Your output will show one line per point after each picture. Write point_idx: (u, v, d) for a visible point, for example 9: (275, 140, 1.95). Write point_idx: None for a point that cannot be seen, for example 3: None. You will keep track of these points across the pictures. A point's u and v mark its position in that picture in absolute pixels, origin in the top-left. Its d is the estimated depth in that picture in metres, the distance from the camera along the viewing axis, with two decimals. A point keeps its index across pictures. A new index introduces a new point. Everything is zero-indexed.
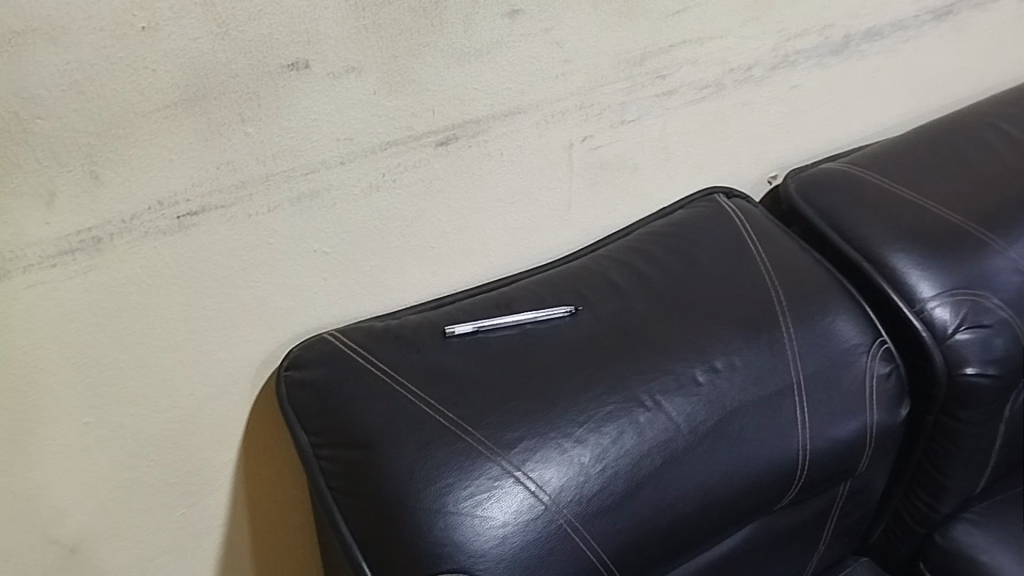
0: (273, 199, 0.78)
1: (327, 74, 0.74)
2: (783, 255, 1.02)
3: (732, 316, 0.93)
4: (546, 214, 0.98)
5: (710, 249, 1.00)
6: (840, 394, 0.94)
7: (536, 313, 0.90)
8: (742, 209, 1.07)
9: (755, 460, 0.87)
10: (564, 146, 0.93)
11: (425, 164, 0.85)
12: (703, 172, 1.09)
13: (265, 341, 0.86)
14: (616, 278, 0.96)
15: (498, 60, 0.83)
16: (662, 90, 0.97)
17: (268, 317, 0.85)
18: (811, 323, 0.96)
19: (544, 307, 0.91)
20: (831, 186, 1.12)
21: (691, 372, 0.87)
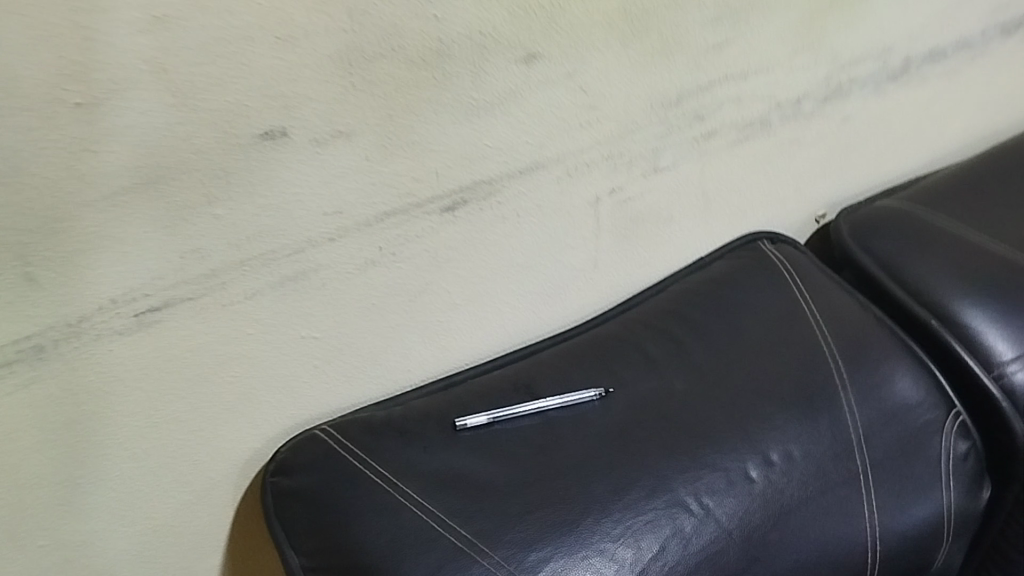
0: (250, 285, 0.66)
1: (310, 140, 0.62)
2: (840, 315, 0.90)
3: (787, 395, 0.81)
4: (570, 275, 0.86)
5: (759, 311, 0.88)
6: (912, 481, 0.82)
7: (563, 397, 0.78)
8: (791, 258, 0.95)
9: (819, 567, 0.75)
10: (589, 201, 0.81)
11: (431, 233, 0.73)
12: (745, 216, 0.96)
13: (249, 438, 0.75)
14: (651, 350, 0.84)
15: (514, 111, 0.71)
16: (702, 132, 0.85)
17: (252, 412, 0.74)
18: (873, 398, 0.84)
19: (570, 390, 0.79)
20: (890, 228, 0.99)
21: (742, 467, 0.76)
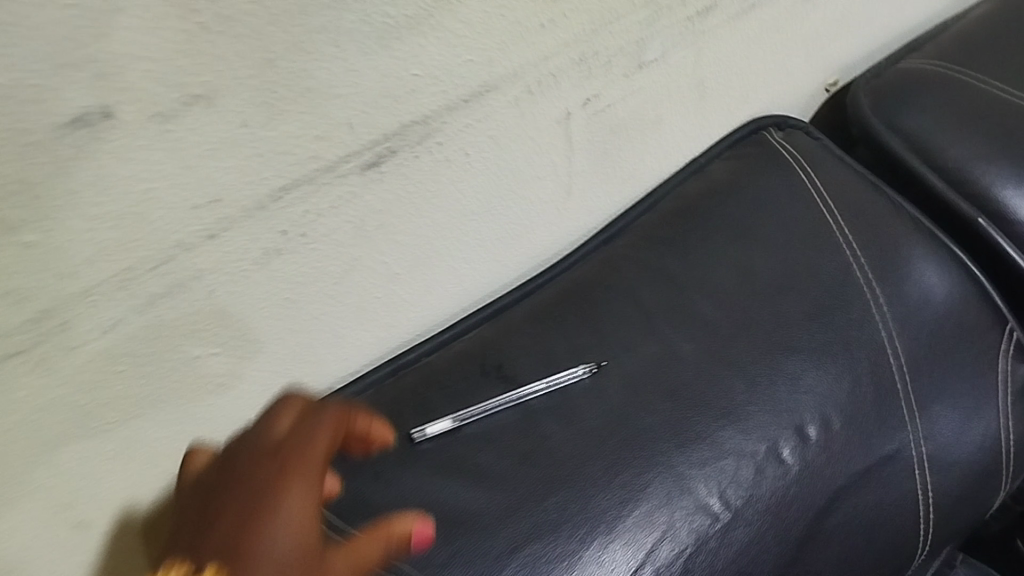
0: (105, 317, 0.47)
1: (151, 116, 0.42)
2: (872, 221, 0.73)
3: (818, 343, 0.65)
4: (538, 209, 0.67)
5: (774, 229, 0.71)
6: (966, 427, 0.68)
7: (546, 380, 0.62)
8: (806, 149, 0.77)
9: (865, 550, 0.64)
10: (558, 118, 0.62)
11: (352, 200, 0.54)
12: (746, 100, 0.77)
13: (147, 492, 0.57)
14: (645, 299, 0.67)
15: (448, 23, 0.51)
16: (697, 10, 0.66)
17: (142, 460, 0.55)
18: (919, 330, 0.69)
19: (554, 368, 0.63)
20: (922, 97, 0.80)
21: (774, 448, 0.61)
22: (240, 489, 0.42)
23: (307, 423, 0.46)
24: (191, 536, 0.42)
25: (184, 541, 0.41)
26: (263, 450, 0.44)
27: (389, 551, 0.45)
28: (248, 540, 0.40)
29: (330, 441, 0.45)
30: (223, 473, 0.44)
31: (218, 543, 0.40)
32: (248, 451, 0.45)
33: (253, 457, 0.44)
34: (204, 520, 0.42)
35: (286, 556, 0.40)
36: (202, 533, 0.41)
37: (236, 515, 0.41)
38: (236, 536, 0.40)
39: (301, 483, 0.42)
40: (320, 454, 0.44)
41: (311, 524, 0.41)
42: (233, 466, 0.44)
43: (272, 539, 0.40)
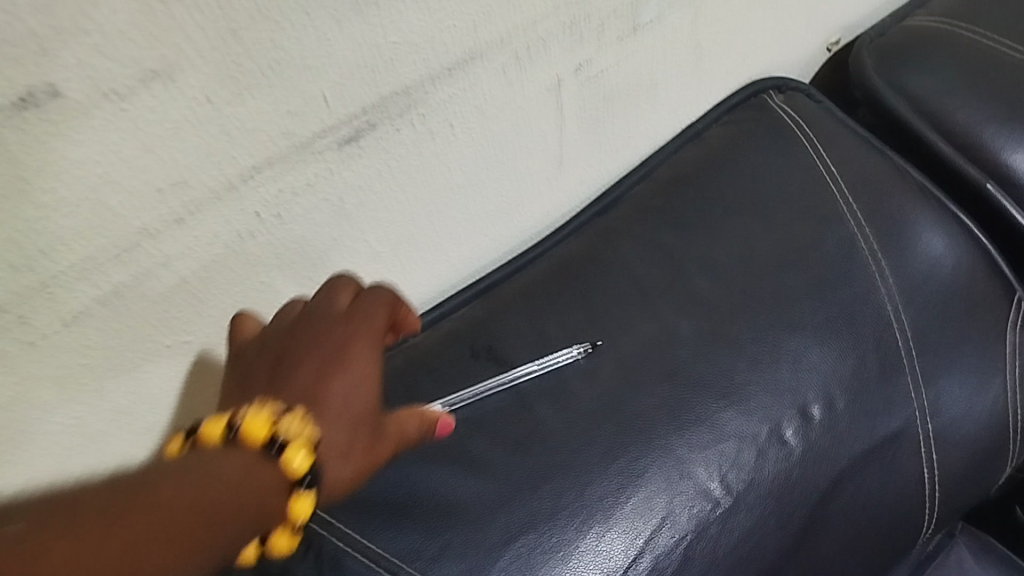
0: (68, 309, 0.43)
1: (105, 95, 0.38)
2: (879, 188, 0.70)
3: (821, 318, 0.63)
4: (528, 181, 0.64)
5: (775, 198, 0.68)
6: (974, 401, 0.66)
7: (540, 361, 0.59)
8: (808, 113, 0.73)
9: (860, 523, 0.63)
10: (548, 86, 0.59)
11: (329, 177, 0.50)
12: (746, 62, 0.74)
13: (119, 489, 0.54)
14: (642, 274, 0.64)
15: None
16: None
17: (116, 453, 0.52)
18: (925, 302, 0.66)
19: (550, 350, 0.60)
20: (928, 56, 0.76)
21: (777, 429, 0.59)
22: (313, 343, 0.45)
23: (370, 299, 0.47)
24: (267, 384, 0.43)
25: (266, 362, 0.45)
26: (329, 317, 0.46)
27: (421, 434, 0.48)
28: (323, 386, 0.43)
29: (384, 325, 0.47)
30: (296, 328, 0.46)
31: (293, 375, 0.43)
32: (312, 315, 0.46)
33: (324, 320, 0.46)
34: (281, 363, 0.44)
35: (353, 399, 0.43)
36: (277, 370, 0.44)
37: (314, 361, 0.44)
38: (308, 376, 0.43)
39: (370, 345, 0.45)
40: (380, 328, 0.46)
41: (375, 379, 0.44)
42: (298, 326, 0.46)
43: (342, 390, 0.43)
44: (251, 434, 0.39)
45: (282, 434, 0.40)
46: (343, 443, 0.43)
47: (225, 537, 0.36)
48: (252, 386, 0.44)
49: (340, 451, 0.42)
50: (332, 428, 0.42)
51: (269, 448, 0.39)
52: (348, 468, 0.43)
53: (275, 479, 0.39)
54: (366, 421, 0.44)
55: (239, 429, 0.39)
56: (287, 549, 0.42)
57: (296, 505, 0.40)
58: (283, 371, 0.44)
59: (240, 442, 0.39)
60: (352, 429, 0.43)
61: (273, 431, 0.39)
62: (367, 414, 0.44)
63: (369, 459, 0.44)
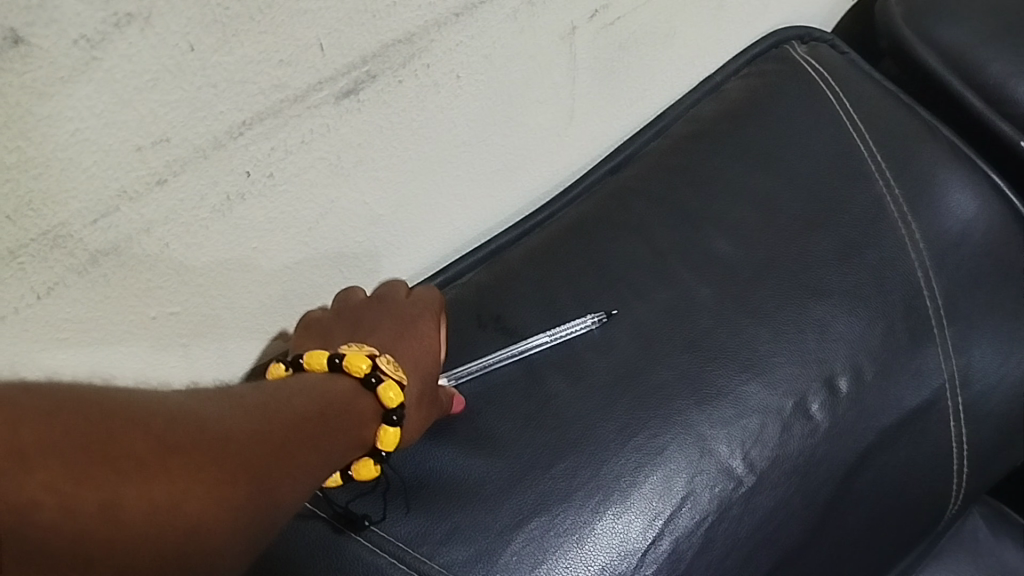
0: (40, 280, 0.39)
1: (74, 41, 0.34)
2: (908, 145, 0.66)
3: (848, 284, 0.59)
4: (538, 137, 0.60)
5: (798, 157, 0.64)
6: (1005, 371, 0.62)
7: (553, 331, 0.56)
8: (832, 65, 0.69)
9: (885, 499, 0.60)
10: (560, 34, 0.54)
11: (326, 133, 0.46)
12: (767, 10, 0.69)
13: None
14: (659, 238, 0.60)
15: None
16: None
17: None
18: (956, 267, 0.63)
19: (563, 321, 0.56)
20: (958, 6, 0.72)
21: (802, 402, 0.56)
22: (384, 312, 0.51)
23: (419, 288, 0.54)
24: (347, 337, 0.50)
25: (345, 322, 0.51)
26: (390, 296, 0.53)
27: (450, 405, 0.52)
28: (399, 345, 0.50)
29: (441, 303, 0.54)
30: (361, 304, 0.52)
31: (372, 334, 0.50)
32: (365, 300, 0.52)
33: (386, 299, 0.52)
34: (358, 322, 0.50)
35: (424, 358, 0.50)
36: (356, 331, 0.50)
37: (391, 321, 0.51)
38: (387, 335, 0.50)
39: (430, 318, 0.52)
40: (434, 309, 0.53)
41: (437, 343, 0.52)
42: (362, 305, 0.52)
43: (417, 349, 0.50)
44: (354, 364, 0.44)
45: (382, 368, 0.45)
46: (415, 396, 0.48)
47: (267, 489, 0.35)
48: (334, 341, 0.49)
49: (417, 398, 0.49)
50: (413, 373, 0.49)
51: (369, 378, 0.45)
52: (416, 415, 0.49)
53: (370, 406, 0.45)
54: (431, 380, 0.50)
55: (342, 359, 0.45)
56: (370, 478, 0.45)
57: (385, 437, 0.44)
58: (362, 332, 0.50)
59: (344, 370, 0.45)
60: (427, 379, 0.50)
61: (373, 364, 0.45)
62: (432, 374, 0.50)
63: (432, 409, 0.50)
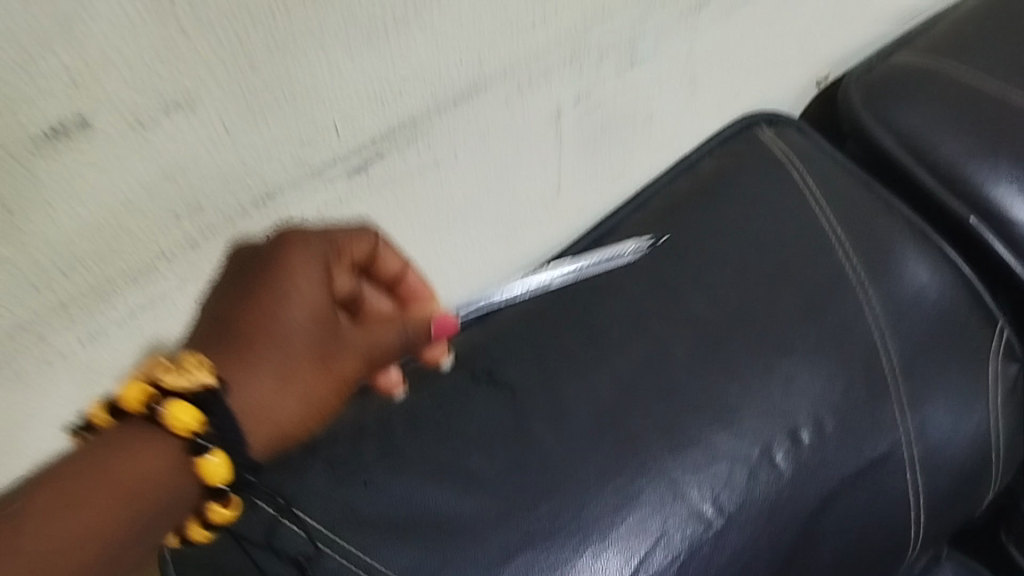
0: (87, 328, 0.45)
1: (129, 124, 0.40)
2: (866, 218, 0.72)
3: (812, 343, 0.65)
4: (528, 209, 0.66)
5: (767, 227, 0.70)
6: (957, 425, 0.68)
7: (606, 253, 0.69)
8: (796, 146, 0.76)
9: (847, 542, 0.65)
10: (548, 116, 0.61)
11: (337, 203, 0.52)
12: (739, 94, 0.76)
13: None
14: (639, 299, 0.66)
15: (440, 23, 0.50)
16: (691, 5, 0.64)
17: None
18: (912, 329, 0.68)
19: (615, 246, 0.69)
20: (913, 93, 0.79)
21: (768, 451, 0.61)
22: (245, 302, 0.43)
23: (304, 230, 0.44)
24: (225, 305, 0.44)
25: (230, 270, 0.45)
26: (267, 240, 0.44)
27: (408, 337, 0.45)
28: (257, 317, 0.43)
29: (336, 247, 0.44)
30: (234, 271, 0.44)
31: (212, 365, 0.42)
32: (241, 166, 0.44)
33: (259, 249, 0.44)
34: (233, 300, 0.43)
35: (287, 324, 0.43)
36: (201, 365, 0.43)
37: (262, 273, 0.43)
38: (228, 362, 0.42)
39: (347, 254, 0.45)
40: (318, 264, 0.44)
41: (323, 303, 0.44)
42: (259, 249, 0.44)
43: (271, 356, 0.43)
44: (126, 402, 0.40)
45: (156, 407, 0.40)
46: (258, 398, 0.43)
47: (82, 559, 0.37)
48: (215, 304, 0.44)
49: (286, 398, 0.43)
50: (241, 384, 0.42)
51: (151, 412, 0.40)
52: (294, 406, 0.44)
53: (168, 437, 0.41)
54: (288, 370, 0.43)
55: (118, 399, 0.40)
56: (225, 514, 0.43)
57: (200, 466, 0.40)
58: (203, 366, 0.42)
59: (126, 412, 0.41)
60: (261, 388, 0.43)
61: (148, 400, 0.40)
62: (286, 372, 0.43)
63: (335, 385, 0.44)
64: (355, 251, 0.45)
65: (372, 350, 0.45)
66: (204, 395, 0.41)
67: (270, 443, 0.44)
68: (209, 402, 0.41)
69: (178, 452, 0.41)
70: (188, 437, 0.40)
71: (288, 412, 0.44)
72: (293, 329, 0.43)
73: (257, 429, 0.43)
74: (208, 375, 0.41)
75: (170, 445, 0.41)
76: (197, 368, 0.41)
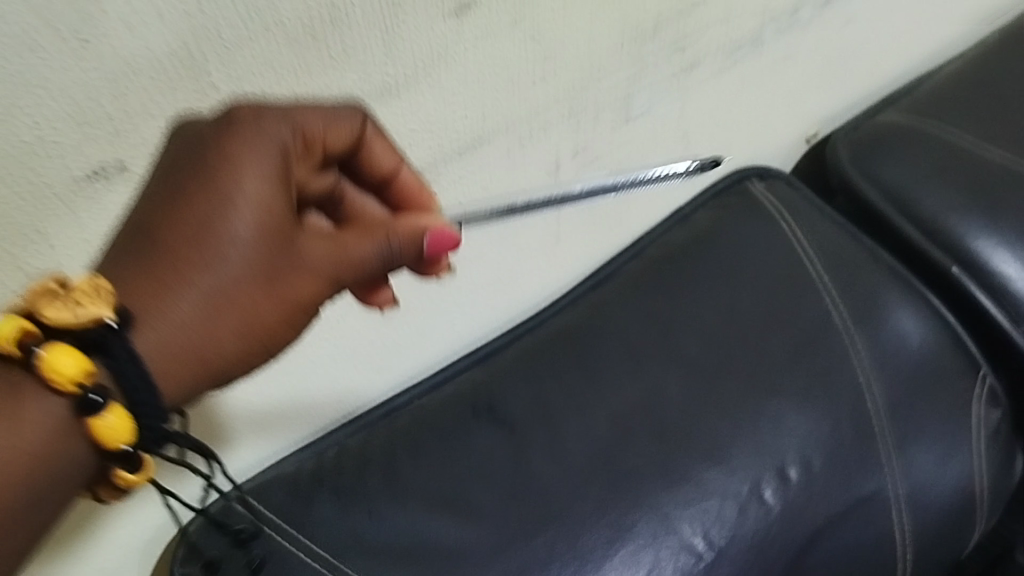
0: None
1: None
2: (852, 268, 0.75)
3: (800, 386, 0.68)
4: (528, 256, 0.69)
5: (758, 276, 0.73)
6: (942, 467, 0.70)
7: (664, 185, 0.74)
8: (786, 199, 0.80)
9: None
10: (548, 168, 0.65)
11: None
12: (731, 150, 0.80)
13: (132, 529, 0.58)
14: (634, 343, 0.69)
15: (447, 80, 0.54)
16: (683, 65, 0.68)
17: (102, 544, 0.56)
18: (898, 374, 0.71)
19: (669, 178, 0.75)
20: (897, 150, 0.83)
21: (757, 488, 0.63)
22: (182, 198, 0.38)
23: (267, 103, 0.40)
24: (157, 207, 0.38)
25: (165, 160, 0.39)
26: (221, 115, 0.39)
27: (390, 253, 0.41)
28: (190, 229, 0.38)
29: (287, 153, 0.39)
30: (169, 164, 0.39)
31: (139, 272, 0.38)
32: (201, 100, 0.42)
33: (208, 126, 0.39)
34: (167, 201, 0.38)
35: (226, 242, 0.38)
36: (128, 264, 0.38)
37: (198, 180, 0.38)
38: (158, 269, 0.38)
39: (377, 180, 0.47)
40: (277, 154, 0.39)
41: (279, 205, 0.39)
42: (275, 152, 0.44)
43: (208, 270, 0.38)
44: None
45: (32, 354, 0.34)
46: (191, 322, 0.38)
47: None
48: (146, 204, 0.39)
49: (222, 322, 0.39)
50: (171, 308, 0.38)
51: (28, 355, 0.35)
52: (233, 339, 0.39)
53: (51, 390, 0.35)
54: (227, 296, 0.38)
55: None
56: (135, 474, 0.38)
57: (92, 427, 0.35)
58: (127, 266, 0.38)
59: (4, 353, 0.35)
60: (195, 311, 0.38)
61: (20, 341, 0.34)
62: (225, 297, 0.38)
63: (284, 309, 0.40)
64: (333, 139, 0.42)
65: (332, 272, 0.41)
66: (101, 332, 0.35)
67: (205, 368, 0.39)
68: (103, 344, 0.36)
69: (64, 413, 0.36)
70: (79, 393, 0.35)
71: (230, 336, 0.39)
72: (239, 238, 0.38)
73: (182, 361, 0.38)
74: (102, 308, 0.35)
75: (56, 405, 0.35)
76: (90, 297, 0.35)
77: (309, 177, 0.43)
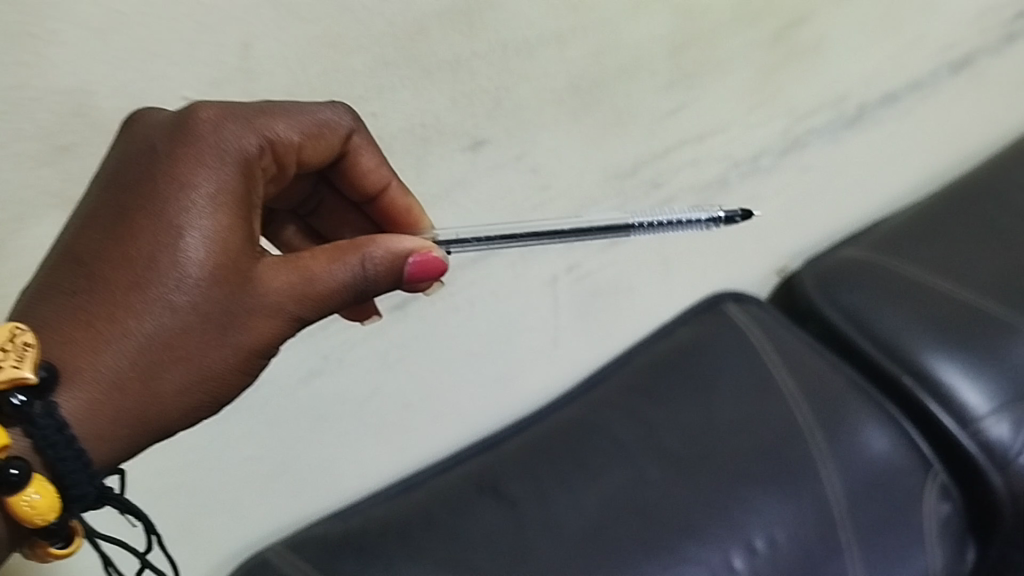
0: None
1: None
2: (813, 377, 0.86)
3: (766, 473, 0.77)
4: (529, 357, 0.81)
5: (731, 380, 0.84)
6: (900, 554, 0.77)
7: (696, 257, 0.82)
8: (757, 318, 0.91)
9: None
10: (547, 280, 0.77)
11: (379, 334, 0.68)
12: (708, 276, 0.93)
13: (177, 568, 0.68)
14: (619, 433, 0.80)
15: (464, 202, 0.68)
16: (660, 199, 0.82)
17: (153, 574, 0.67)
18: (857, 467, 0.80)
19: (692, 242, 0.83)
20: (856, 280, 0.96)
21: (725, 557, 0.72)
22: (127, 241, 0.42)
23: (233, 128, 0.45)
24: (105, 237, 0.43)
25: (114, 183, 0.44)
26: (175, 137, 0.44)
27: (353, 278, 0.46)
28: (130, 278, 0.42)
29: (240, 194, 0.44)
30: (120, 193, 0.44)
31: (82, 314, 0.42)
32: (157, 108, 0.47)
33: (162, 153, 0.44)
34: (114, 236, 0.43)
35: (167, 291, 0.42)
36: (69, 305, 0.42)
37: (143, 224, 0.42)
38: (96, 317, 0.42)
39: (370, 220, 0.60)
40: (238, 180, 0.45)
41: (225, 247, 0.43)
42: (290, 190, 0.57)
43: (150, 315, 0.42)
44: None
45: None
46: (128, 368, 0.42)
47: None
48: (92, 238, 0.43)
49: (166, 372, 0.43)
50: (107, 357, 0.41)
51: None
52: (174, 390, 0.43)
53: None
54: (164, 344, 0.42)
55: None
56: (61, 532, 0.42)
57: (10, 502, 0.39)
58: (72, 304, 0.42)
59: None
60: (130, 362, 0.42)
61: None
62: (165, 344, 0.42)
63: (236, 350, 0.44)
64: (307, 149, 0.50)
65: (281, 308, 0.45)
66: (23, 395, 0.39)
67: (145, 414, 0.43)
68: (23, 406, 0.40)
69: None
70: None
71: (175, 381, 0.43)
72: (185, 282, 0.42)
73: (119, 407, 0.42)
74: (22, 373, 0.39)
75: None
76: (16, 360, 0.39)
77: (281, 180, 0.50)
